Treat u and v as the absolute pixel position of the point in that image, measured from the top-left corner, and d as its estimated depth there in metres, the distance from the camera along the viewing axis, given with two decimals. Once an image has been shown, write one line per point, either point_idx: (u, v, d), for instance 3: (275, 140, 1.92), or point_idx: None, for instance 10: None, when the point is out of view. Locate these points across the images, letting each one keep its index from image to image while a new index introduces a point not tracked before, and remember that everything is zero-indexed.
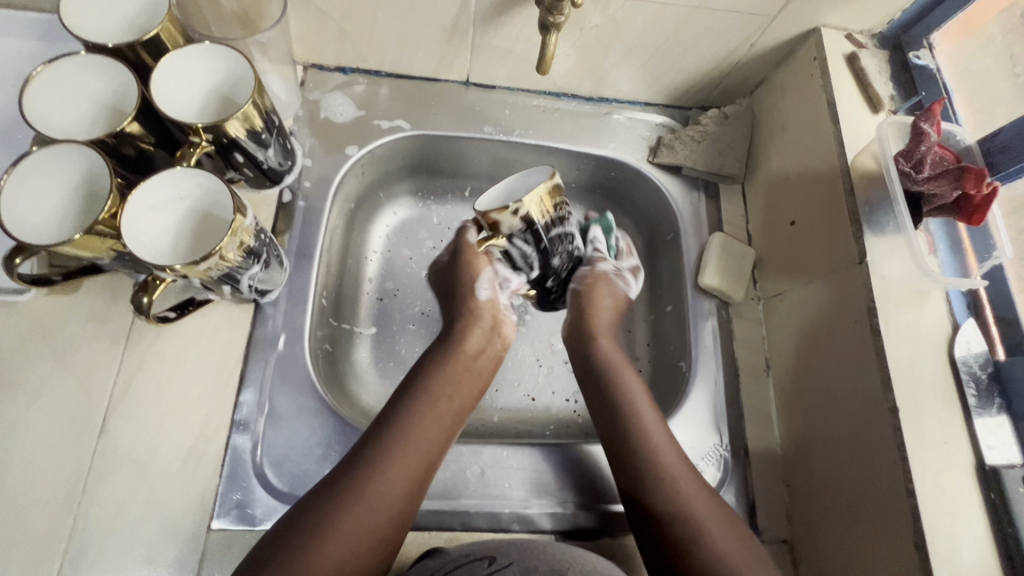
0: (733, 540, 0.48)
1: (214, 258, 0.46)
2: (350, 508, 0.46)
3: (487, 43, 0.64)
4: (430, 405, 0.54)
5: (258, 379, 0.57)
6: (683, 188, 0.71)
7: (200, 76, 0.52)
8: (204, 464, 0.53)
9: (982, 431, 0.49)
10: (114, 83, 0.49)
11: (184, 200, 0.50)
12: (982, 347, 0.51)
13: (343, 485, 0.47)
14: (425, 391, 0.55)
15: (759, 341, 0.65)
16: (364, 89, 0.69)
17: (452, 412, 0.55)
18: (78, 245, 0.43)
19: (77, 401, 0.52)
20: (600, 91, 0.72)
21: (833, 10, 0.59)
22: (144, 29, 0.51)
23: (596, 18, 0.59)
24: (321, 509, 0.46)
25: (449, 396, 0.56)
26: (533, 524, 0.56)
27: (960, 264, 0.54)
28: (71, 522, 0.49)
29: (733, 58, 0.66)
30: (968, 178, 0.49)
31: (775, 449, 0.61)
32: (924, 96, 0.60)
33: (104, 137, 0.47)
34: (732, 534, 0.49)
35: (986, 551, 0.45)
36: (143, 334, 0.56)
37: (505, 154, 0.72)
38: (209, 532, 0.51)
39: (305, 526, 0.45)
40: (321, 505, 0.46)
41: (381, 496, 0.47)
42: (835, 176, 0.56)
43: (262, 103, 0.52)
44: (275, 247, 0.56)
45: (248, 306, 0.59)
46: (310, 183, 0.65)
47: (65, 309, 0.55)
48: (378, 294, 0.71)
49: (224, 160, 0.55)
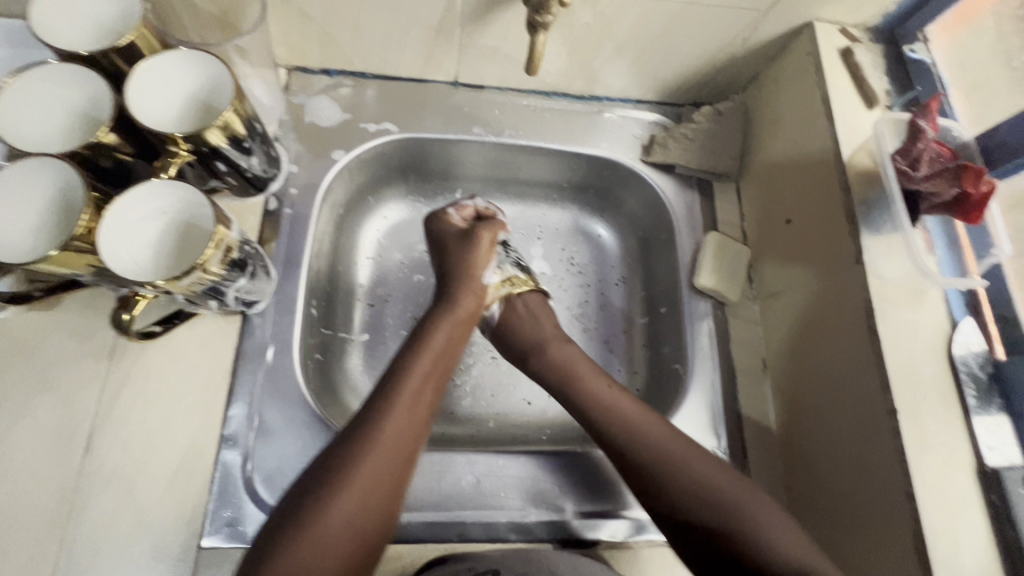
0: (732, 479, 0.50)
1: (197, 271, 0.45)
2: (363, 454, 0.46)
3: (475, 42, 0.62)
4: (428, 359, 0.54)
5: (247, 392, 0.56)
6: (677, 187, 0.70)
7: (179, 85, 0.51)
8: (193, 480, 0.52)
9: (982, 432, 0.48)
10: (89, 92, 0.48)
11: (165, 214, 0.49)
12: (981, 346, 0.51)
13: (353, 439, 0.47)
14: (421, 343, 0.56)
15: (755, 341, 0.64)
16: (350, 91, 0.68)
17: (444, 360, 0.56)
18: (54, 262, 0.42)
19: (61, 419, 0.51)
20: (591, 90, 0.71)
21: (826, 5, 0.58)
22: (116, 33, 0.49)
23: (586, 16, 0.58)
24: (339, 458, 0.46)
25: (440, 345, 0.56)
26: (530, 533, 0.55)
27: (957, 264, 0.53)
28: (57, 544, 0.48)
29: (726, 53, 0.65)
30: (965, 176, 0.47)
31: (773, 450, 0.60)
32: (920, 91, 0.59)
33: (79, 149, 0.45)
34: (729, 475, 0.50)
35: (987, 552, 0.45)
36: (128, 350, 0.54)
37: (496, 156, 0.71)
38: (199, 550, 0.50)
39: (322, 474, 0.45)
40: (334, 457, 0.46)
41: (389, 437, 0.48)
42: (831, 174, 0.55)
43: (243, 109, 0.50)
44: (261, 258, 0.55)
45: (235, 317, 0.57)
46: (296, 190, 0.63)
47: (46, 326, 0.53)
48: (369, 300, 0.70)
49: (205, 168, 0.53)
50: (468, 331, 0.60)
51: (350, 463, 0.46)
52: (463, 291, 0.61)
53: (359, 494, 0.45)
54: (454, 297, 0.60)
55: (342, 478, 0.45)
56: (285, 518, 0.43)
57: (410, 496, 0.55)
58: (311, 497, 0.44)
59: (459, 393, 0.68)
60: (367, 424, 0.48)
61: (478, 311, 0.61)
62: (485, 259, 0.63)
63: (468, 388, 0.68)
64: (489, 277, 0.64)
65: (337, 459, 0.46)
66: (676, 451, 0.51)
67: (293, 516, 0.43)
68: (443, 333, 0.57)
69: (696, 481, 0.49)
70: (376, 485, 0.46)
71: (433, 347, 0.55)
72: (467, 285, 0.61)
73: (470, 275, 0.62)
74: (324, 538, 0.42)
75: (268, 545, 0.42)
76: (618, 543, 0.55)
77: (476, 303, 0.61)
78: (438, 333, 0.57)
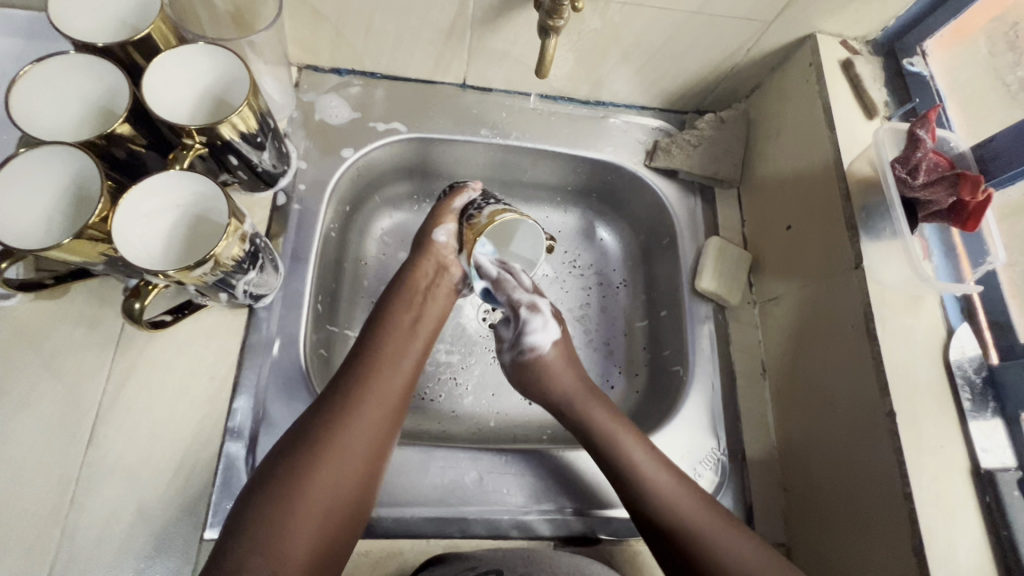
0: (683, 489, 0.52)
1: (210, 263, 0.45)
2: (338, 422, 0.48)
3: (485, 45, 0.63)
4: (399, 336, 0.57)
5: (252, 385, 0.56)
6: (679, 193, 0.71)
7: (192, 80, 0.52)
8: (197, 472, 0.52)
9: (976, 434, 0.49)
10: (102, 84, 0.48)
11: (180, 207, 0.49)
12: (976, 351, 0.52)
13: (332, 407, 0.49)
14: (386, 318, 0.58)
15: (755, 345, 0.65)
16: (359, 90, 0.69)
17: (415, 335, 0.58)
18: (66, 250, 0.42)
19: (66, 408, 0.51)
20: (596, 95, 0.72)
21: (828, 17, 0.59)
22: (135, 29, 0.50)
23: (594, 22, 0.59)
24: (319, 426, 0.48)
25: (406, 321, 0.58)
26: (531, 530, 0.56)
27: (954, 269, 0.55)
28: (59, 532, 0.47)
29: (730, 62, 0.66)
30: (962, 184, 0.49)
31: (772, 453, 0.61)
32: (917, 104, 0.61)
33: (95, 138, 0.45)
34: (681, 484, 0.53)
35: (981, 553, 0.46)
36: (134, 340, 0.54)
37: (502, 157, 0.72)
38: (201, 542, 0.50)
39: (303, 439, 0.47)
40: (310, 424, 0.48)
41: (364, 411, 0.50)
42: (832, 182, 0.56)
43: (256, 104, 0.51)
44: (270, 252, 0.56)
45: (242, 310, 0.58)
46: (304, 186, 0.64)
47: (52, 315, 0.53)
48: (373, 298, 0.70)
49: (217, 162, 0.54)
50: (429, 302, 0.60)
51: (328, 430, 0.48)
52: (418, 253, 0.62)
53: (334, 465, 0.47)
54: (412, 267, 0.61)
55: (318, 444, 0.47)
56: (263, 482, 0.45)
57: (412, 492, 0.55)
58: (286, 462, 0.46)
59: (460, 391, 0.68)
60: (339, 393, 0.50)
61: (439, 279, 0.62)
62: (436, 219, 0.62)
63: (470, 386, 0.69)
64: (442, 235, 0.62)
65: (294, 464, 0.46)
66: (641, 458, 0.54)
67: (269, 479, 0.45)
68: (409, 315, 0.59)
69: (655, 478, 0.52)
70: (338, 472, 0.47)
71: (399, 329, 0.57)
72: (423, 250, 0.62)
73: (424, 239, 0.62)
74: (300, 504, 0.44)
75: (248, 503, 0.44)
76: (619, 540, 0.56)
77: (449, 279, 0.62)
78: (403, 315, 0.58)
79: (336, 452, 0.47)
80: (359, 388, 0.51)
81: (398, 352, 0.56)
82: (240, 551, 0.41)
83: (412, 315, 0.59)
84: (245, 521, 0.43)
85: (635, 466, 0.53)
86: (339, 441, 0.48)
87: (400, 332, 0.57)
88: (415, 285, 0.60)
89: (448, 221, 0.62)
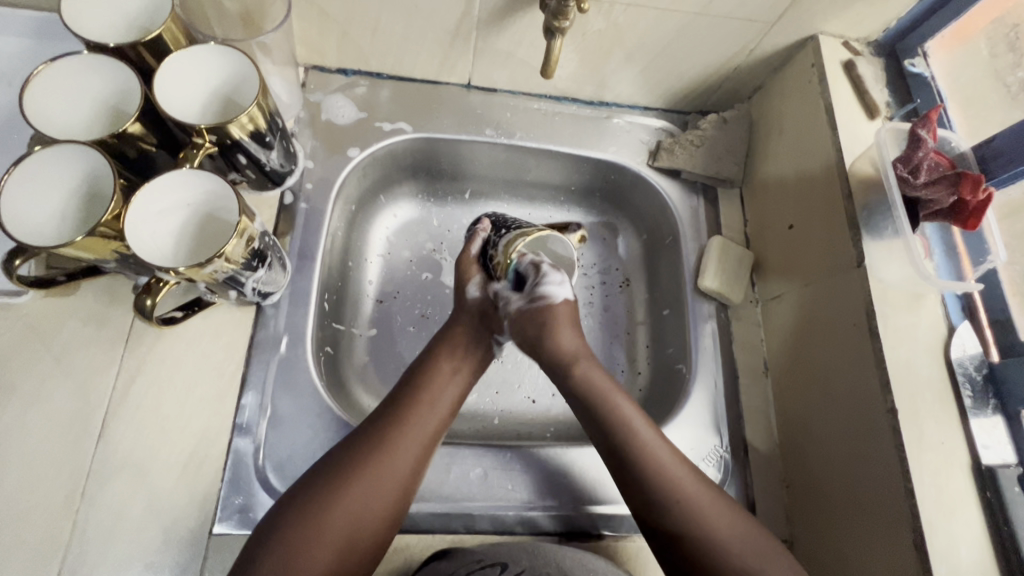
0: (695, 480, 0.49)
1: (219, 260, 0.46)
2: (369, 461, 0.48)
3: (489, 46, 0.64)
4: (438, 378, 0.56)
5: (260, 382, 0.56)
6: (682, 192, 0.72)
7: (200, 80, 0.52)
8: (206, 467, 0.52)
9: (977, 431, 0.50)
10: (114, 84, 0.49)
11: (190, 206, 0.50)
12: (976, 349, 0.53)
13: (369, 444, 0.49)
14: (428, 360, 0.58)
15: (757, 344, 0.66)
16: (365, 91, 0.69)
17: (453, 378, 0.57)
18: (80, 247, 0.42)
19: (77, 405, 0.51)
20: (600, 95, 0.73)
21: (830, 19, 0.60)
22: (144, 28, 0.50)
23: (599, 23, 0.60)
24: (352, 461, 0.48)
25: (446, 365, 0.57)
26: (535, 525, 0.56)
27: (954, 268, 0.55)
28: (70, 527, 0.48)
29: (733, 63, 0.67)
30: (963, 184, 0.49)
31: (774, 450, 0.62)
32: (919, 104, 0.62)
33: (106, 137, 0.46)
34: (694, 476, 0.49)
35: (982, 548, 0.46)
36: (143, 337, 0.55)
37: (506, 157, 0.73)
38: (210, 537, 0.50)
39: (335, 472, 0.47)
40: (345, 458, 0.48)
41: (398, 453, 0.49)
42: (834, 182, 0.57)
43: (265, 104, 0.51)
44: (277, 250, 0.56)
45: (250, 308, 0.58)
46: (311, 185, 0.65)
47: (62, 312, 0.54)
48: (378, 296, 0.71)
49: (226, 161, 0.54)
50: (473, 352, 0.60)
51: (359, 466, 0.48)
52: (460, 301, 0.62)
53: (359, 501, 0.46)
54: (453, 317, 0.61)
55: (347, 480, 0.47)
56: (292, 508, 0.45)
57: (417, 488, 0.56)
58: (316, 491, 0.46)
59: None
60: (376, 434, 0.50)
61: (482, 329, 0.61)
62: (464, 274, 0.62)
63: (474, 384, 0.69)
64: (472, 288, 0.62)
65: (321, 494, 0.46)
66: (649, 442, 0.51)
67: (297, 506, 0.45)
68: (449, 357, 0.58)
69: (662, 462, 0.49)
70: (365, 506, 0.47)
71: (439, 370, 0.56)
72: (458, 306, 0.62)
73: (457, 298, 0.62)
74: (321, 535, 0.44)
75: (275, 526, 0.44)
76: (621, 536, 0.56)
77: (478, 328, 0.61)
78: (445, 357, 0.58)
79: (368, 487, 0.47)
80: (397, 426, 0.51)
81: (437, 394, 0.55)
82: (263, 570, 0.42)
83: (453, 360, 0.58)
84: (269, 542, 0.43)
85: (640, 448, 0.50)
86: (368, 480, 0.47)
87: (440, 376, 0.56)
88: (457, 330, 0.60)
89: (474, 274, 0.62)
